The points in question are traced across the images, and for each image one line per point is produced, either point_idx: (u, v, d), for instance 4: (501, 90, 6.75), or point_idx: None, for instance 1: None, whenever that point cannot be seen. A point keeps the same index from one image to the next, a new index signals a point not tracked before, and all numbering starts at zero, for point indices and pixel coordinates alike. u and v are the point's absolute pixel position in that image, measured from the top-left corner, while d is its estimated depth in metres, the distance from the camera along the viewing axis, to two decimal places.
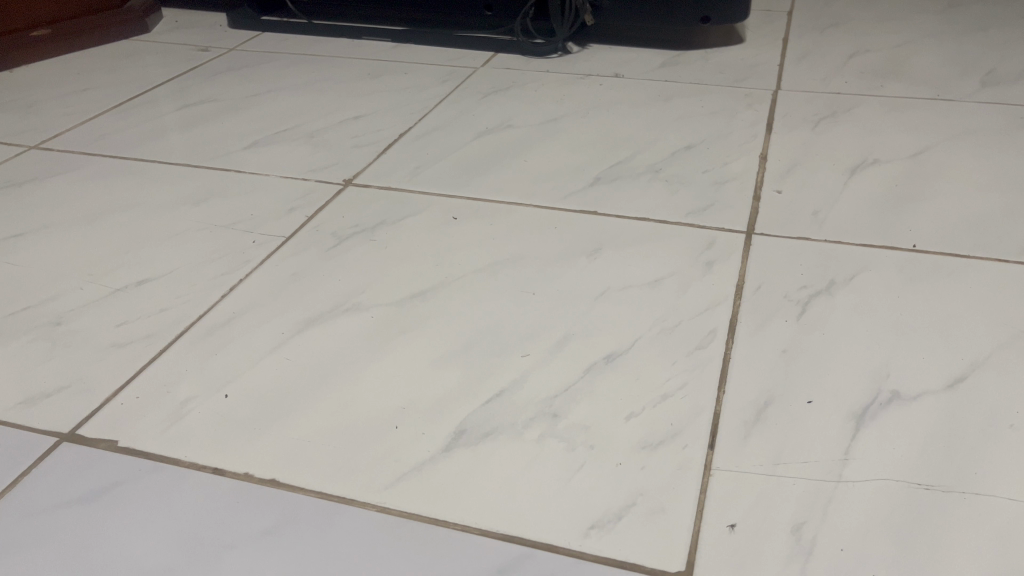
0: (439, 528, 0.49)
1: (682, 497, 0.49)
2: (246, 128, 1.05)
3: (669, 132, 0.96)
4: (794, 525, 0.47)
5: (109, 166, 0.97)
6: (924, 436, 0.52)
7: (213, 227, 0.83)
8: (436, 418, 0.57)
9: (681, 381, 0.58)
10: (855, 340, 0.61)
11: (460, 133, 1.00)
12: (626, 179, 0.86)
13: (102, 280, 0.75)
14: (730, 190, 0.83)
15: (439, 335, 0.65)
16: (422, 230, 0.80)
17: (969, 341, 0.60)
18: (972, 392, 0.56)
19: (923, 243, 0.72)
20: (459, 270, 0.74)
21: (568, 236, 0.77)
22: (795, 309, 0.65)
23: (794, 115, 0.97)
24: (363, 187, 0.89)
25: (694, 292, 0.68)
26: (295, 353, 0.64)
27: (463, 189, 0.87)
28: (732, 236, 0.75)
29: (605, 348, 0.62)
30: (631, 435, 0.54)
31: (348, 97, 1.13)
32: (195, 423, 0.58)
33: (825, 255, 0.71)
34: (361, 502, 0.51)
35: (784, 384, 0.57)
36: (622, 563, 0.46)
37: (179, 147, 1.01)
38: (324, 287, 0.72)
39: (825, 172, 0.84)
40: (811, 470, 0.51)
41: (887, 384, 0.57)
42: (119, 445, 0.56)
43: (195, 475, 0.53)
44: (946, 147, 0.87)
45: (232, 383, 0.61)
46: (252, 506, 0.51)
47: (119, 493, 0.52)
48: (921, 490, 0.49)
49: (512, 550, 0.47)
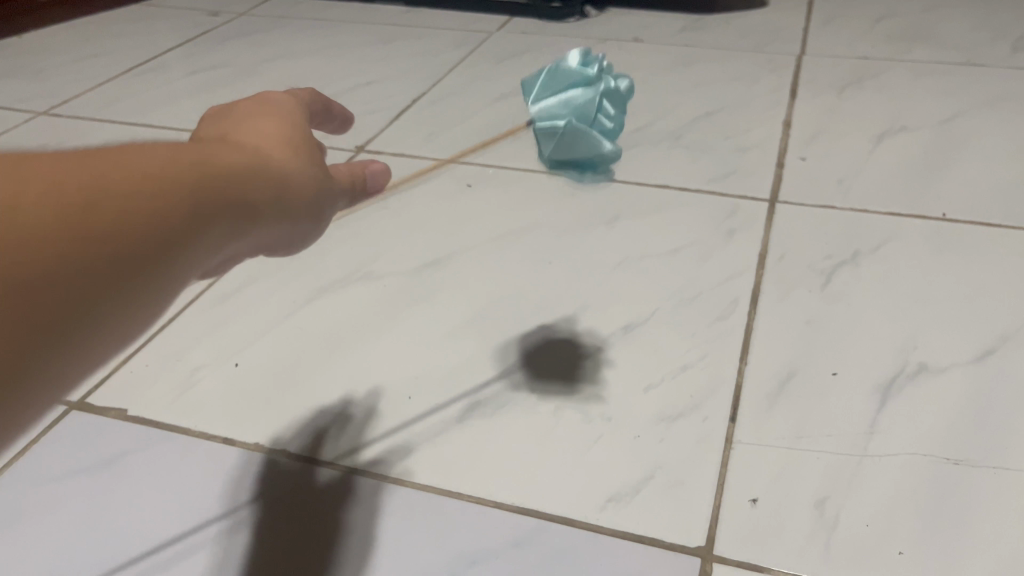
0: (453, 500, 0.48)
1: (701, 471, 0.48)
2: (257, 94, 1.04)
3: (689, 98, 0.94)
4: (818, 499, 0.46)
5: (118, 132, 0.96)
6: (953, 410, 0.51)
7: None
8: (451, 388, 0.56)
9: (702, 352, 0.57)
10: (881, 311, 0.59)
11: (475, 99, 0.98)
12: (644, 146, 0.84)
13: None
14: (752, 157, 0.80)
15: (454, 303, 0.64)
16: (436, 198, 0.79)
17: (1000, 312, 0.58)
18: (1002, 364, 0.54)
19: (953, 212, 0.69)
20: (473, 238, 0.72)
21: (585, 204, 0.76)
22: (818, 279, 0.63)
23: (818, 80, 0.95)
24: (375, 153, 0.87)
25: (715, 262, 0.66)
26: (307, 322, 0.63)
27: (477, 155, 0.85)
28: (753, 203, 0.73)
29: (623, 318, 0.61)
30: (650, 406, 0.53)
31: (360, 63, 1.11)
32: (206, 392, 0.57)
33: (851, 224, 0.69)
34: (373, 474, 0.50)
35: (807, 356, 0.56)
36: (640, 537, 0.45)
37: (189, 113, 1.00)
38: (335, 255, 0.71)
39: (850, 139, 0.82)
40: (836, 443, 0.49)
41: (914, 357, 0.55)
42: (128, 414, 0.55)
43: (204, 445, 0.53)
44: (975, 113, 0.84)
45: (243, 352, 0.61)
46: (264, 475, 0.50)
47: (129, 461, 0.52)
48: (950, 465, 0.47)
49: (528, 523, 0.46)
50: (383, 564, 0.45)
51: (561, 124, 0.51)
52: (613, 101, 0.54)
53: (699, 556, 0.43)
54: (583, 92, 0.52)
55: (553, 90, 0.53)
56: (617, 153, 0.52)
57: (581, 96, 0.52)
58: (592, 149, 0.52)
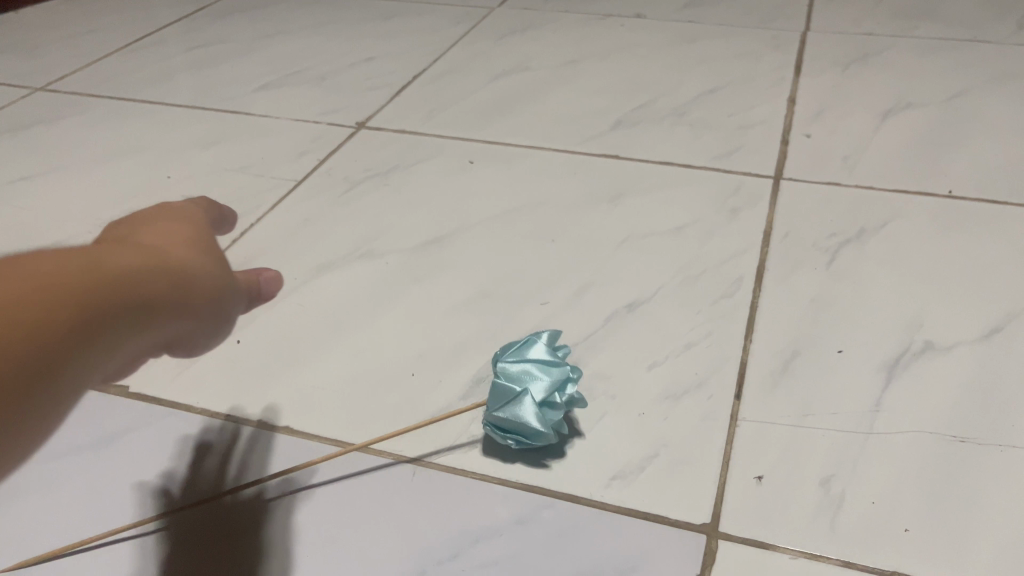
0: (457, 477, 0.48)
1: (706, 449, 0.48)
2: (256, 70, 1.03)
3: (693, 75, 0.93)
4: (823, 477, 0.46)
5: (116, 108, 0.95)
6: (959, 388, 0.51)
7: (223, 172, 0.81)
8: (454, 366, 0.55)
9: (706, 329, 0.57)
10: (887, 289, 0.59)
11: (476, 76, 0.97)
12: (648, 123, 0.84)
13: (109, 225, 0.74)
14: (756, 135, 0.80)
15: (456, 281, 0.64)
16: (437, 176, 0.78)
17: (1007, 290, 0.58)
18: (1008, 342, 0.53)
19: (959, 190, 0.69)
20: (475, 215, 0.72)
21: (588, 182, 0.75)
22: (823, 257, 0.62)
23: (823, 57, 0.94)
24: (376, 131, 0.86)
25: (720, 240, 0.65)
26: (309, 299, 0.63)
27: (479, 133, 0.85)
28: (758, 181, 0.73)
29: (627, 296, 0.61)
30: (655, 384, 0.53)
31: (361, 39, 1.10)
32: (207, 370, 0.57)
33: (856, 201, 0.69)
34: (377, 452, 0.50)
35: (813, 334, 0.56)
36: (645, 515, 0.45)
37: (187, 89, 0.99)
38: (337, 233, 0.71)
39: (855, 117, 0.81)
40: (841, 421, 0.49)
41: (920, 335, 0.55)
42: (130, 391, 0.55)
43: (206, 423, 0.52)
44: (982, 91, 0.84)
45: (245, 329, 0.60)
46: (266, 453, 0.50)
47: (131, 438, 0.52)
48: (955, 443, 0.47)
49: (532, 501, 0.46)
50: (388, 541, 0.45)
51: (515, 388, 0.47)
52: (567, 390, 0.47)
53: (704, 534, 0.43)
54: (549, 369, 0.48)
55: (512, 364, 0.48)
56: (543, 426, 0.46)
57: (533, 375, 0.47)
58: (523, 423, 0.46)
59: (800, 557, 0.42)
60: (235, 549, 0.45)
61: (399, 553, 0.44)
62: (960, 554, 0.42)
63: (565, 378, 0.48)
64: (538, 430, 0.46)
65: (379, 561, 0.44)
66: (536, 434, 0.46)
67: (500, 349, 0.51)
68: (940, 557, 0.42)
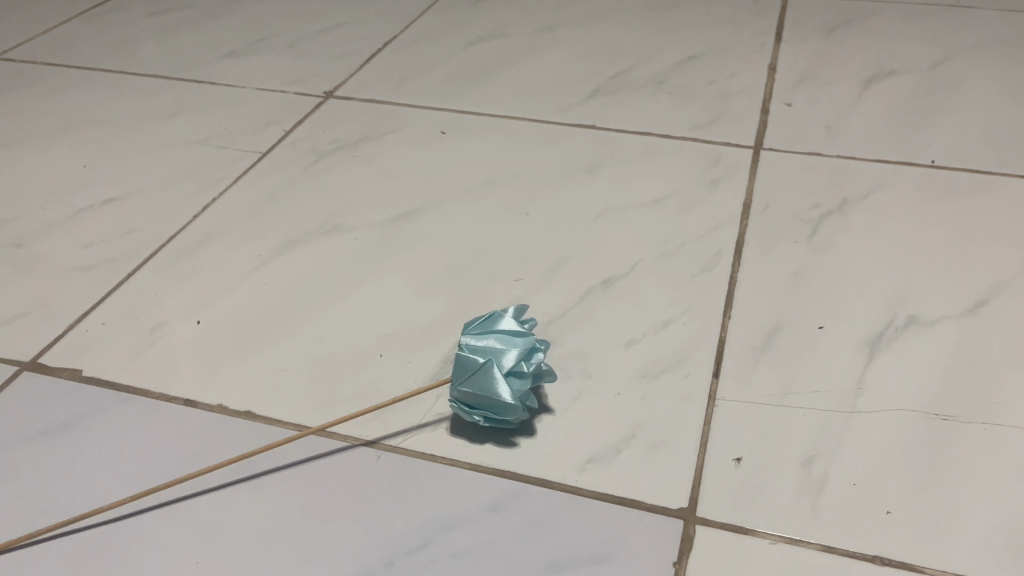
0: (425, 462, 0.46)
1: (684, 430, 0.46)
2: (221, 37, 0.99)
3: (672, 41, 0.90)
4: (804, 458, 0.44)
5: (74, 77, 0.92)
6: (942, 364, 0.49)
7: (185, 143, 0.78)
8: (424, 345, 0.53)
9: (684, 306, 0.55)
10: (869, 262, 0.57)
11: (449, 43, 0.94)
12: (626, 92, 0.81)
13: (65, 201, 0.71)
14: (736, 103, 0.78)
15: (427, 256, 0.62)
16: (408, 146, 0.75)
17: (991, 262, 0.56)
18: (993, 316, 0.52)
19: (942, 159, 0.67)
20: (447, 188, 0.69)
21: (564, 153, 0.73)
22: (805, 230, 0.61)
23: (805, 23, 0.92)
24: (345, 100, 0.83)
25: (699, 212, 0.64)
26: (273, 277, 0.61)
27: (451, 102, 0.82)
28: (738, 151, 0.71)
29: (603, 271, 0.59)
30: (631, 363, 0.51)
31: (331, 4, 1.06)
32: (166, 351, 0.54)
33: (839, 172, 0.67)
34: (342, 436, 0.48)
35: (794, 310, 0.54)
36: (622, 500, 0.43)
37: (149, 57, 0.95)
38: (303, 207, 0.68)
39: (838, 84, 0.79)
40: (823, 400, 0.48)
41: (903, 310, 0.53)
42: (84, 374, 0.53)
43: (164, 407, 0.50)
44: (966, 58, 0.82)
45: (206, 308, 0.58)
46: (227, 439, 0.48)
47: (85, 424, 0.50)
48: (939, 421, 0.46)
49: (504, 486, 0.44)
50: (353, 531, 0.43)
51: (480, 359, 0.45)
52: (535, 360, 0.46)
53: (682, 519, 0.42)
54: (512, 340, 0.46)
55: (476, 339, 0.46)
56: (513, 398, 0.44)
57: (499, 348, 0.46)
58: (493, 394, 0.44)
59: (780, 541, 0.41)
60: (193, 542, 0.43)
61: (365, 543, 0.42)
62: (944, 537, 0.40)
63: (532, 348, 0.46)
64: (509, 403, 0.44)
65: (344, 552, 0.42)
66: (507, 408, 0.44)
67: (465, 325, 0.49)
68: (923, 540, 0.40)
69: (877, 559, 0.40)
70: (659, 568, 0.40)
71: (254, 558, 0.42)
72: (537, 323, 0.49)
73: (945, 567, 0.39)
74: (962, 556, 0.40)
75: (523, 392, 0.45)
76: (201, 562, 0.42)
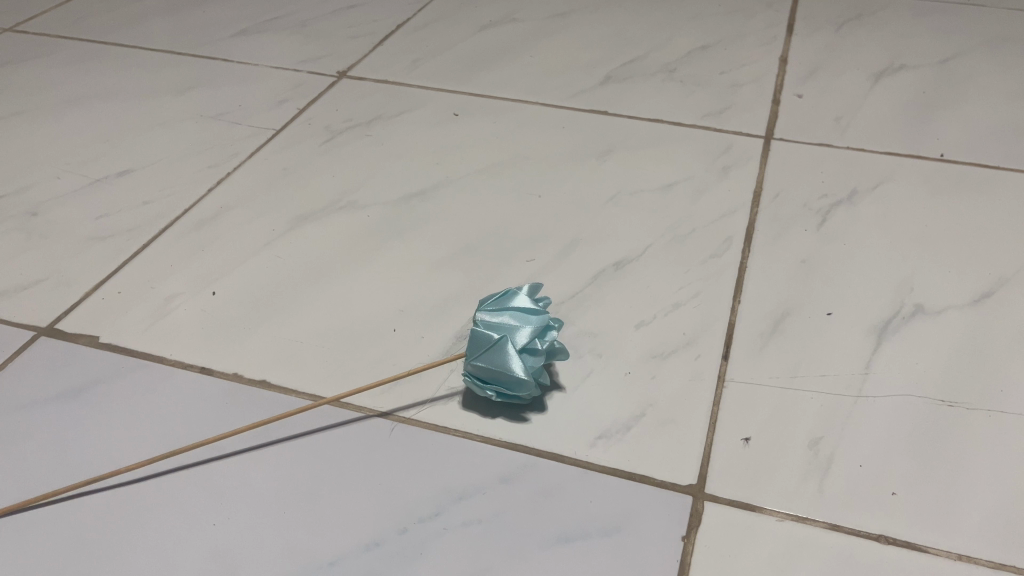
0: (438, 435, 0.46)
1: (694, 408, 0.47)
2: (234, 15, 0.99)
3: (685, 31, 0.91)
4: (811, 439, 0.45)
5: (87, 49, 0.92)
6: (949, 352, 0.50)
7: (199, 118, 0.79)
8: (437, 321, 0.54)
9: (695, 289, 0.56)
10: (878, 252, 0.58)
11: (462, 26, 0.94)
12: (638, 78, 0.82)
13: (80, 171, 0.72)
14: (747, 93, 0.78)
15: (440, 236, 0.62)
16: (420, 127, 0.76)
17: (997, 254, 0.57)
18: (999, 307, 0.53)
19: (951, 153, 0.68)
20: (459, 169, 0.70)
21: (575, 137, 0.73)
22: (815, 218, 0.62)
23: (817, 15, 0.92)
24: (358, 79, 0.84)
25: (709, 199, 0.64)
26: (288, 251, 0.61)
27: (465, 84, 0.82)
28: (749, 140, 0.71)
29: (615, 253, 0.59)
30: (642, 343, 0.52)
31: None
32: (181, 321, 0.55)
33: (849, 163, 0.68)
34: (356, 408, 0.48)
35: (804, 295, 0.55)
36: (631, 475, 0.44)
37: (161, 33, 0.95)
38: (316, 183, 0.69)
39: (848, 77, 0.80)
40: (830, 383, 0.48)
41: (911, 298, 0.54)
42: (100, 341, 0.54)
43: (181, 375, 0.51)
44: (976, 55, 0.82)
45: (221, 280, 0.59)
46: (243, 407, 0.48)
47: (103, 388, 0.50)
48: (945, 407, 0.47)
49: (516, 459, 0.45)
50: (366, 498, 0.43)
51: (495, 335, 0.45)
52: (548, 338, 0.46)
53: (691, 495, 0.43)
54: (526, 317, 0.46)
55: (491, 315, 0.47)
56: (526, 373, 0.44)
57: (512, 324, 0.46)
58: (506, 369, 0.44)
59: (786, 519, 0.41)
60: (208, 506, 0.43)
61: (378, 511, 0.43)
62: (946, 517, 0.41)
63: (546, 326, 0.46)
64: (521, 378, 0.44)
65: (358, 518, 0.43)
66: (520, 383, 0.45)
67: (480, 299, 0.49)
68: (926, 521, 0.41)
69: (882, 538, 0.40)
70: (667, 541, 0.41)
71: (269, 523, 0.42)
72: (549, 301, 0.49)
73: (949, 547, 0.40)
74: (964, 536, 0.40)
75: (536, 368, 0.46)
76: (216, 524, 0.43)
